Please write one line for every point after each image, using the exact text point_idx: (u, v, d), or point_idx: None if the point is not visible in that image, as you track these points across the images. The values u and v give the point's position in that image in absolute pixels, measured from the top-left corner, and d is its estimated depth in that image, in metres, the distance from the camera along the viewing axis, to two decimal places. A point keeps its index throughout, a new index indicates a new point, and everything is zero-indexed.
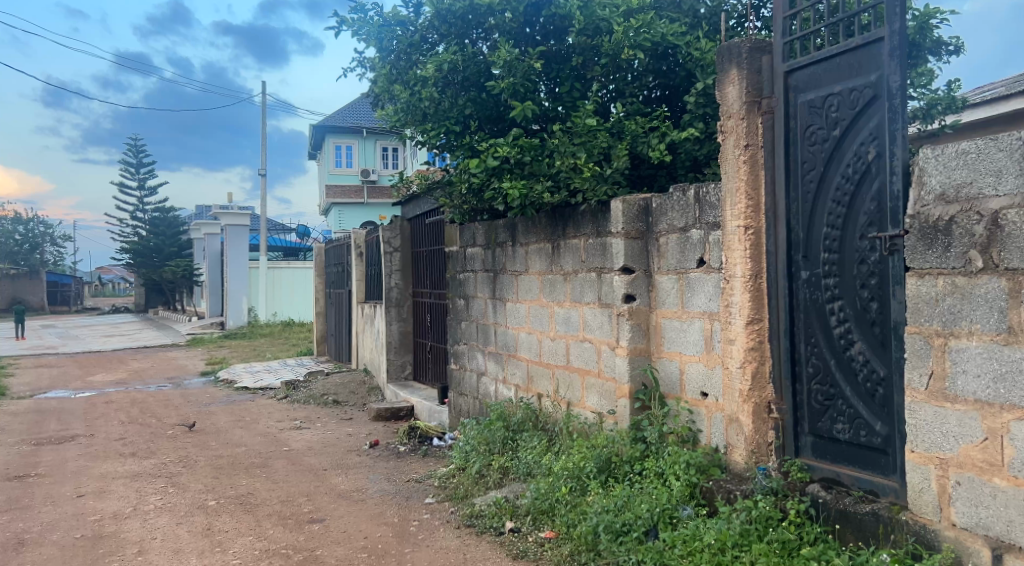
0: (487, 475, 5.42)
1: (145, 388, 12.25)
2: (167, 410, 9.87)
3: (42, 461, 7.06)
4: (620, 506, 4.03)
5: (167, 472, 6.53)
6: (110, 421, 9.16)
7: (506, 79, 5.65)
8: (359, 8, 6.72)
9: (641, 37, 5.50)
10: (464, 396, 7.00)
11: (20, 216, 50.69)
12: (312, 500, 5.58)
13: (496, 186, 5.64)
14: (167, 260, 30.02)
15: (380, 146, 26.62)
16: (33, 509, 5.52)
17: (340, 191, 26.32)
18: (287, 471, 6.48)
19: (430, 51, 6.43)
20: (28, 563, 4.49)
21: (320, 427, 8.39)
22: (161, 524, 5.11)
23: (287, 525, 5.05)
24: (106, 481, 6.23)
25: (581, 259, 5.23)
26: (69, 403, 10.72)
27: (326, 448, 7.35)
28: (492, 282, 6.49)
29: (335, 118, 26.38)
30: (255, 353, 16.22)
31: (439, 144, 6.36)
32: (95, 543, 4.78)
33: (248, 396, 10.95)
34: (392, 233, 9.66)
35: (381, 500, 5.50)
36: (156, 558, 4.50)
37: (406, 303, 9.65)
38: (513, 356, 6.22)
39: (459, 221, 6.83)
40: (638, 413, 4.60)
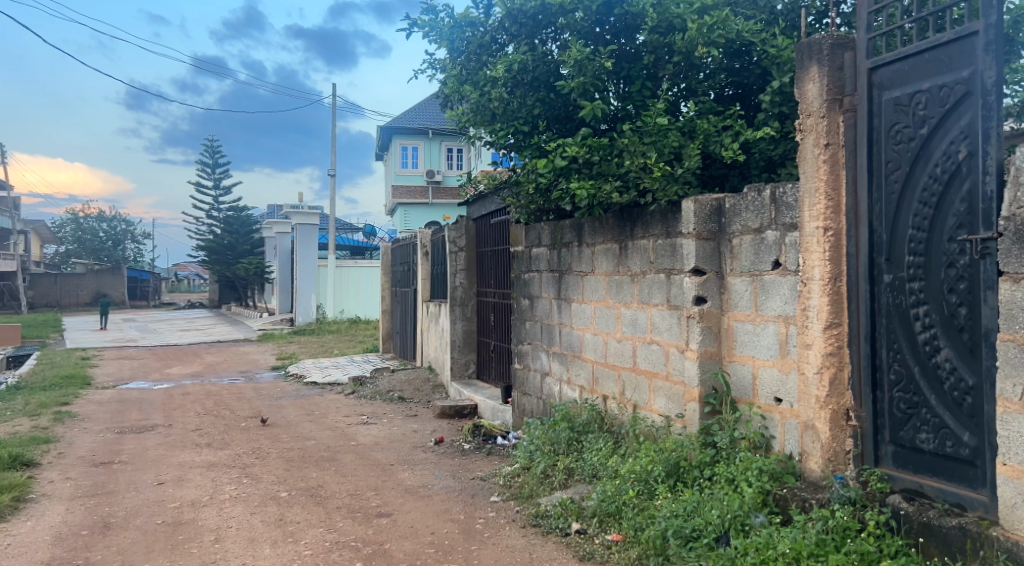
0: (552, 475, 5.40)
1: (219, 381, 12.65)
2: (240, 403, 10.17)
3: (124, 449, 7.35)
4: (689, 511, 3.98)
5: (241, 463, 6.72)
6: (187, 412, 9.49)
7: (576, 79, 5.63)
8: (430, 10, 6.80)
9: (715, 34, 5.39)
10: (528, 396, 7.00)
11: (103, 214, 52.99)
12: (380, 495, 5.66)
13: (564, 186, 5.62)
14: (240, 258, 30.98)
15: (446, 146, 26.88)
16: (117, 494, 5.74)
17: (406, 191, 26.63)
18: (355, 466, 6.58)
19: (499, 52, 6.47)
20: (114, 546, 4.67)
21: (386, 422, 8.52)
22: (236, 513, 5.25)
23: (356, 518, 5.14)
24: (183, 470, 6.45)
25: (650, 260, 5.17)
26: (149, 394, 11.14)
27: (392, 444, 7.44)
28: (558, 282, 6.47)
29: (402, 119, 26.74)
30: (323, 349, 16.57)
31: (507, 144, 6.36)
32: (175, 529, 4.95)
33: (316, 391, 11.20)
34: (457, 233, 9.74)
35: (448, 497, 5.54)
36: (232, 546, 4.63)
37: (470, 302, 9.71)
38: (578, 357, 6.19)
39: (526, 221, 6.84)
40: (708, 418, 4.54)
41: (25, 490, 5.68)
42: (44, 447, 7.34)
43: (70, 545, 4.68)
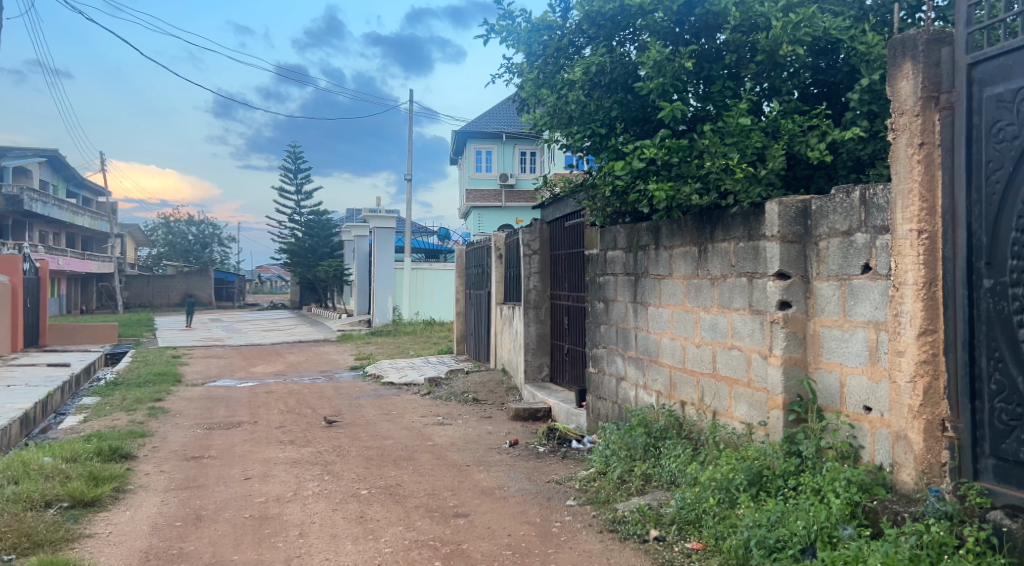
0: (629, 481, 5.35)
1: (300, 380, 13.00)
2: (321, 402, 10.44)
3: (213, 444, 7.62)
4: (773, 521, 3.87)
5: (322, 460, 6.89)
6: (271, 410, 9.78)
7: (655, 80, 5.57)
8: (508, 14, 6.85)
9: (801, 32, 5.24)
10: (603, 400, 6.94)
11: (193, 219, 55.24)
12: (456, 495, 5.71)
13: (641, 188, 5.57)
14: (320, 260, 31.83)
15: (519, 150, 26.97)
16: (207, 488, 5.96)
17: (480, 195, 26.84)
18: (432, 466, 6.66)
19: (577, 55, 6.46)
20: (205, 538, 4.84)
21: (461, 423, 8.60)
22: (319, 509, 5.38)
23: (434, 517, 5.20)
24: (268, 466, 6.65)
25: (731, 264, 5.08)
26: (235, 392, 11.54)
27: (467, 445, 7.51)
28: (634, 286, 6.41)
29: (477, 124, 26.96)
30: (399, 350, 16.83)
31: (584, 147, 6.34)
32: (261, 523, 5.10)
33: (393, 391, 11.38)
34: (531, 236, 9.72)
35: (523, 499, 5.55)
36: (315, 542, 4.75)
37: (544, 305, 9.71)
38: (655, 361, 6.12)
39: (601, 223, 6.81)
40: (793, 426, 4.43)
41: (124, 481, 5.97)
42: (140, 441, 7.69)
43: (166, 535, 4.88)
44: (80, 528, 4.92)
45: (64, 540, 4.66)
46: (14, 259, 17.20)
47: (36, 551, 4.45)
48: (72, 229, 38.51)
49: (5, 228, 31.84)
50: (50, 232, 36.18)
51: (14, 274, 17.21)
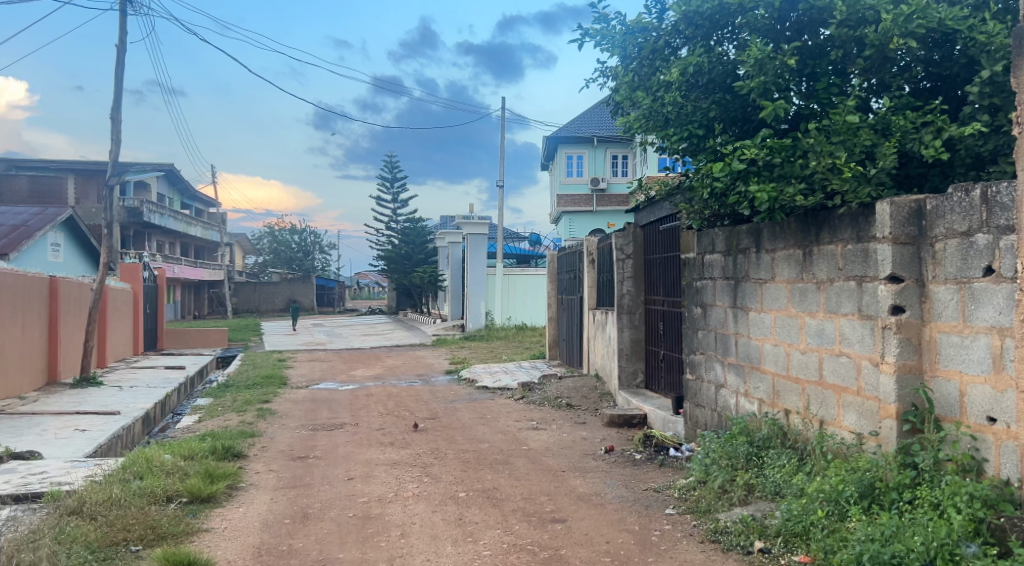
0: (731, 491, 5.19)
1: (398, 383, 13.29)
2: (418, 405, 10.63)
3: (318, 445, 7.88)
4: (888, 536, 3.69)
5: (421, 462, 7.01)
6: (371, 413, 10.04)
7: (756, 79, 5.43)
8: (602, 18, 6.82)
9: (914, 24, 4.99)
10: (701, 407, 6.78)
11: (296, 228, 57.43)
12: (553, 500, 5.71)
13: (742, 189, 5.44)
14: (416, 266, 32.59)
15: (611, 154, 26.76)
16: (313, 487, 6.15)
17: (571, 200, 26.80)
18: (528, 470, 6.68)
19: (673, 56, 6.37)
20: (312, 535, 5.00)
21: (555, 429, 8.59)
22: (419, 511, 5.48)
23: (531, 522, 5.21)
24: (370, 467, 6.83)
25: (838, 267, 4.89)
26: (337, 394, 11.91)
27: (563, 450, 7.49)
28: (733, 291, 6.26)
29: (568, 129, 26.92)
30: (493, 355, 16.99)
31: (681, 149, 6.25)
32: (365, 523, 5.23)
33: (488, 395, 11.48)
34: (625, 239, 9.61)
35: (621, 506, 5.49)
36: (416, 542, 4.84)
37: (638, 310, 9.60)
38: (757, 369, 5.95)
39: (698, 227, 6.67)
40: (908, 437, 4.23)
41: (237, 478, 6.24)
42: (251, 440, 8.03)
43: (276, 531, 5.07)
44: (198, 523, 5.18)
45: (184, 534, 4.91)
46: (135, 267, 18.33)
47: (160, 543, 4.72)
48: (186, 238, 40.66)
49: (127, 239, 33.92)
50: (167, 242, 38.30)
51: (135, 282, 18.29)
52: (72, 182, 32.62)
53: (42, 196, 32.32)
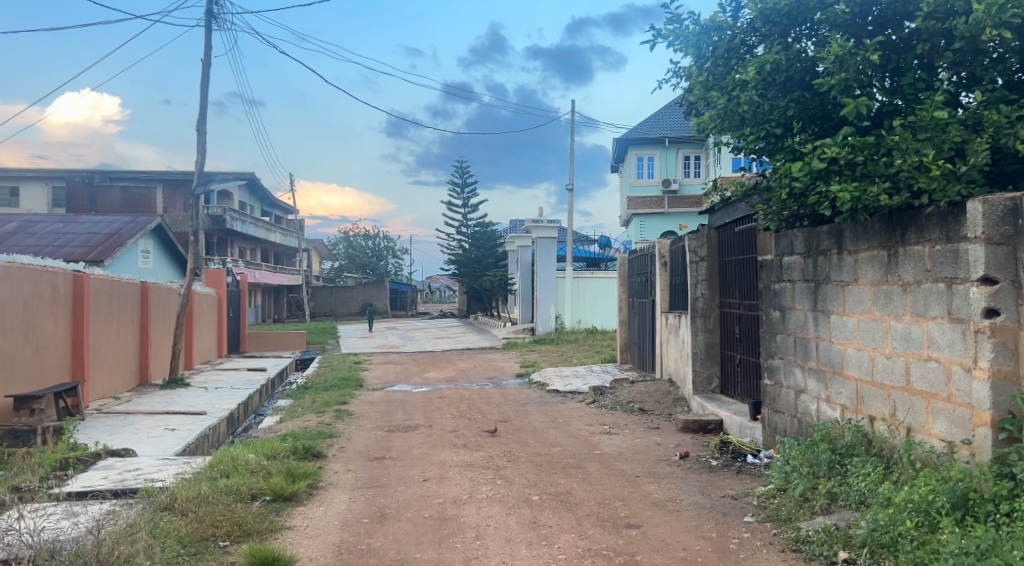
0: (812, 499, 5.05)
1: (470, 386, 13.42)
2: (490, 408, 10.71)
3: (394, 446, 8.02)
4: (983, 550, 3.53)
5: (494, 465, 7.05)
6: (445, 415, 10.16)
7: (837, 75, 5.28)
8: (675, 18, 6.74)
9: (1008, 14, 4.75)
10: (780, 413, 6.60)
11: (369, 233, 58.63)
12: (627, 505, 5.66)
13: (822, 189, 5.30)
14: (486, 270, 32.91)
15: (683, 154, 26.40)
16: (390, 487, 6.27)
17: (642, 203, 26.54)
18: (601, 475, 6.64)
19: (749, 54, 6.27)
20: (390, 535, 5.09)
21: (628, 433, 8.52)
22: (494, 513, 5.51)
23: (606, 527, 5.18)
24: (444, 469, 6.90)
25: (925, 268, 4.71)
26: (411, 396, 12.10)
27: (636, 455, 7.43)
28: (814, 294, 6.09)
29: (639, 130, 26.68)
30: (563, 358, 16.99)
31: (758, 149, 6.14)
32: (441, 524, 5.29)
33: (559, 399, 11.48)
34: (698, 242, 9.46)
35: (697, 513, 5.41)
36: (491, 544, 4.86)
37: (713, 314, 9.40)
38: (839, 374, 5.78)
39: (775, 228, 6.51)
40: (1004, 446, 4.09)
41: (317, 478, 6.39)
42: (329, 441, 8.22)
43: (355, 530, 5.18)
44: (281, 520, 5.33)
45: (269, 531, 5.06)
46: (218, 272, 18.97)
47: (246, 539, 4.87)
48: (266, 245, 41.99)
49: (211, 245, 35.20)
50: (248, 248, 39.63)
51: (219, 287, 18.96)
52: (161, 191, 34.06)
53: (132, 205, 33.84)
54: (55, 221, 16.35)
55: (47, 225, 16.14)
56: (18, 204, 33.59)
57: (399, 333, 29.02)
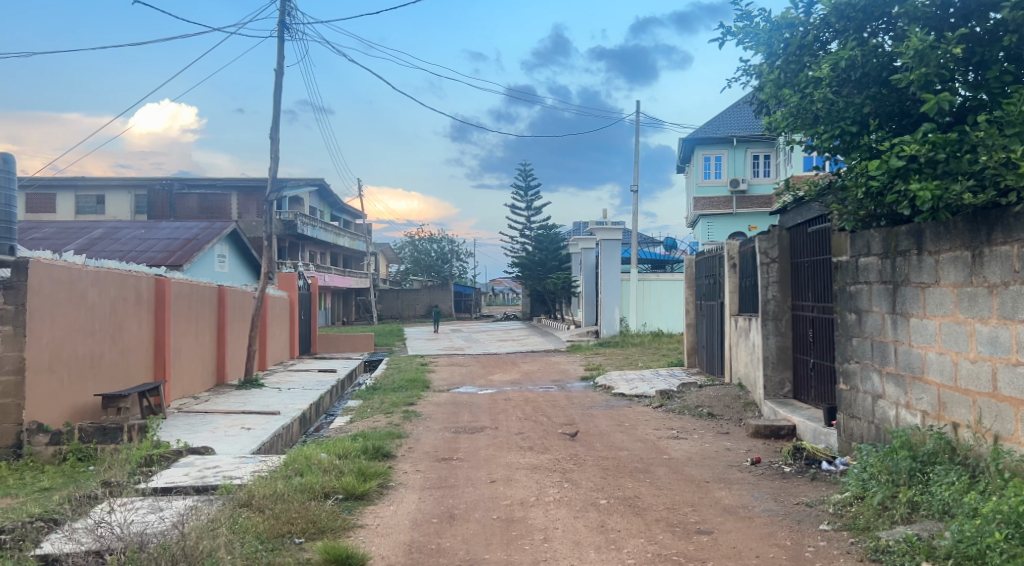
0: (892, 508, 4.89)
1: (535, 389, 13.43)
2: (555, 411, 10.70)
3: (461, 447, 8.09)
4: None
5: (561, 468, 7.04)
6: (510, 417, 10.20)
7: (916, 71, 5.11)
8: (744, 15, 6.63)
9: None
10: (856, 419, 6.41)
11: (434, 236, 59.28)
12: (697, 511, 5.58)
13: (901, 188, 5.15)
14: (550, 273, 32.83)
15: (751, 154, 25.92)
16: (458, 488, 6.33)
17: (709, 203, 26.17)
18: (670, 480, 6.56)
19: (823, 51, 6.13)
20: (460, 535, 5.13)
21: (697, 438, 8.40)
22: (561, 516, 5.50)
23: (676, 532, 5.12)
24: (511, 471, 6.93)
25: (1014, 269, 4.53)
26: (477, 398, 12.18)
27: (706, 460, 7.31)
28: (892, 296, 5.90)
29: (706, 130, 26.30)
30: (629, 361, 16.86)
31: (832, 148, 5.99)
32: (509, 525, 5.32)
33: (625, 403, 11.41)
34: (770, 243, 9.26)
35: (770, 520, 5.30)
36: (560, 547, 4.86)
37: (784, 317, 9.19)
38: (920, 379, 5.58)
39: (851, 229, 6.32)
40: None
41: (387, 478, 6.49)
42: (398, 441, 8.34)
43: (425, 530, 5.24)
44: (353, 519, 5.43)
45: (342, 529, 5.17)
46: (290, 276, 19.46)
47: (320, 536, 5.00)
48: (335, 249, 42.89)
49: (283, 250, 36.14)
50: (317, 252, 40.54)
51: (291, 290, 19.43)
52: (235, 198, 35.08)
53: (209, 211, 35.00)
54: (138, 228, 17.03)
55: (130, 232, 16.83)
56: (103, 211, 35.05)
57: (466, 333, 30.56)
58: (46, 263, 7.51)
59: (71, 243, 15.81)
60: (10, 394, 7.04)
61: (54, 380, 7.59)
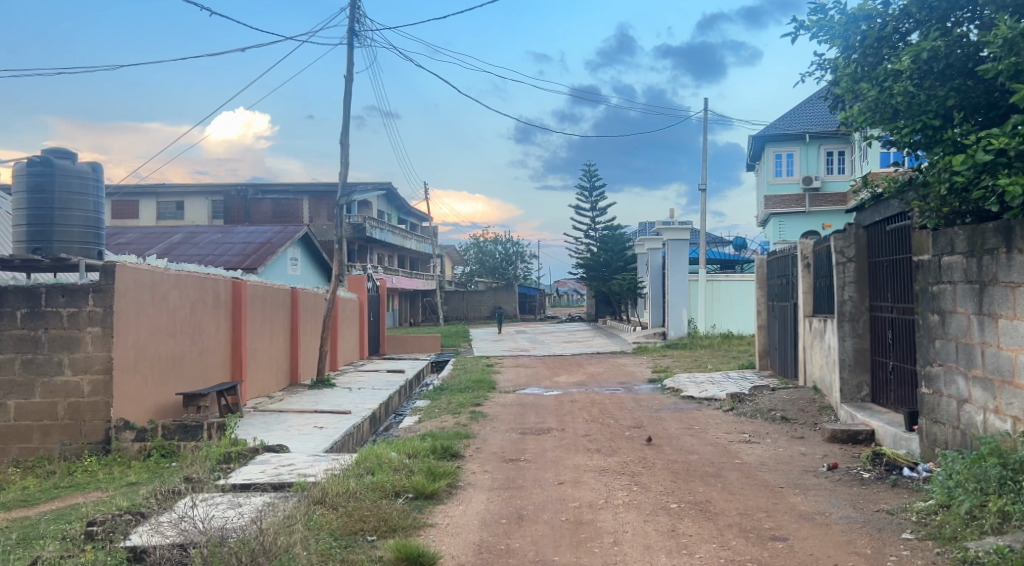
0: (981, 518, 4.68)
1: (603, 391, 13.33)
2: (623, 413, 10.60)
3: (528, 449, 8.09)
4: None
5: (630, 471, 6.97)
6: (577, 419, 10.15)
7: (1005, 60, 4.88)
8: (818, 9, 6.45)
9: None
10: (940, 424, 6.17)
11: (500, 238, 59.49)
12: (772, 517, 5.45)
13: (988, 183, 4.96)
14: (615, 274, 32.45)
15: (825, 150, 25.20)
16: (526, 489, 6.33)
17: (781, 202, 25.58)
18: (743, 484, 6.43)
19: (903, 42, 5.96)
20: (528, 536, 5.14)
21: (771, 443, 8.21)
22: (630, 519, 5.45)
23: (750, 538, 5.01)
24: (579, 473, 6.89)
25: None
26: (544, 400, 12.17)
27: (780, 465, 7.14)
28: (979, 296, 5.64)
29: (776, 126, 25.68)
30: (698, 363, 16.59)
31: (913, 142, 5.77)
32: (578, 527, 5.29)
33: (695, 406, 11.22)
34: (845, 241, 8.94)
35: (849, 528, 5.13)
36: (630, 551, 4.81)
37: (862, 318, 8.89)
38: (1009, 384, 5.34)
39: (933, 226, 6.09)
40: None
41: (455, 477, 6.54)
42: (465, 442, 8.39)
43: (494, 531, 5.26)
44: (423, 518, 5.48)
45: (413, 527, 5.23)
46: (359, 278, 19.94)
47: (392, 534, 5.06)
48: (402, 252, 43.46)
49: (352, 253, 36.82)
50: (385, 255, 41.15)
51: (360, 292, 19.80)
52: (307, 203, 35.86)
53: (282, 217, 35.91)
54: (215, 232, 17.58)
55: (208, 236, 17.39)
56: (183, 217, 36.27)
57: (529, 333, 31.34)
58: (131, 267, 7.81)
59: (152, 247, 16.40)
60: (100, 393, 7.38)
61: (139, 379, 7.91)
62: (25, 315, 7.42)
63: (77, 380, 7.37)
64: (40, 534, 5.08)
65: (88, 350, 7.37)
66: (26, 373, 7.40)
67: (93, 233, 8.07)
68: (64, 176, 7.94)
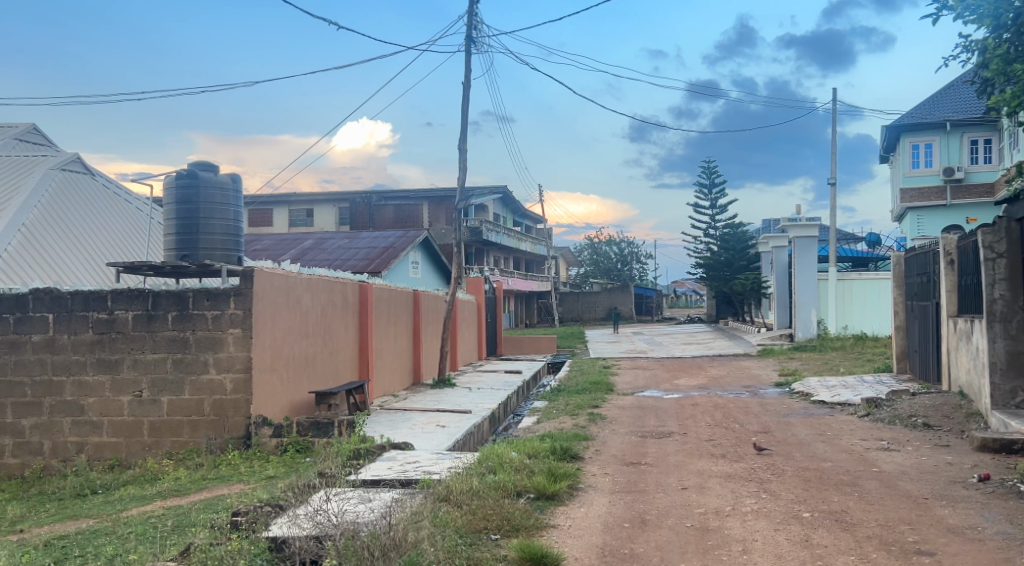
0: None
1: (726, 394, 12.96)
2: (748, 417, 10.27)
3: (650, 452, 7.96)
4: None
5: (758, 477, 6.73)
6: (700, 423, 9.90)
7: None
8: None
9: None
10: None
11: (616, 238, 59.04)
12: (916, 530, 5.12)
13: None
14: (737, 273, 31.63)
15: (968, 138, 23.54)
16: (649, 493, 6.21)
17: (919, 195, 24.09)
18: (882, 494, 6.07)
19: None
20: (653, 541, 5.04)
21: (912, 451, 7.73)
22: (761, 527, 5.25)
23: (892, 551, 4.72)
24: (704, 478, 6.71)
25: None
26: (664, 403, 11.95)
27: (924, 475, 6.69)
28: None
29: (914, 115, 24.23)
30: (828, 367, 15.86)
31: None
32: (704, 534, 5.14)
33: (826, 411, 10.72)
34: (995, 236, 8.33)
35: (1006, 544, 4.75)
36: (761, 560, 4.63)
37: (1015, 318, 8.22)
38: None
39: None
40: None
41: (576, 479, 6.51)
42: (585, 443, 8.35)
43: (617, 534, 5.19)
44: (546, 518, 5.48)
45: (535, 527, 5.24)
46: (477, 281, 20.21)
47: (515, 534, 5.09)
48: (518, 253, 43.82)
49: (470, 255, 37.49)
50: (502, 257, 41.64)
51: (478, 293, 20.10)
52: (427, 208, 36.86)
53: (403, 221, 37.03)
54: (342, 238, 18.30)
55: (335, 241, 18.13)
56: (312, 223, 37.99)
57: (649, 333, 31.33)
58: (268, 272, 8.23)
59: (286, 253, 17.28)
60: (241, 391, 7.81)
61: (276, 378, 8.32)
62: (175, 317, 7.93)
63: (221, 378, 7.83)
64: (191, 521, 5.42)
65: (230, 350, 7.82)
66: (176, 372, 7.90)
67: (233, 240, 8.56)
68: (208, 188, 8.46)
